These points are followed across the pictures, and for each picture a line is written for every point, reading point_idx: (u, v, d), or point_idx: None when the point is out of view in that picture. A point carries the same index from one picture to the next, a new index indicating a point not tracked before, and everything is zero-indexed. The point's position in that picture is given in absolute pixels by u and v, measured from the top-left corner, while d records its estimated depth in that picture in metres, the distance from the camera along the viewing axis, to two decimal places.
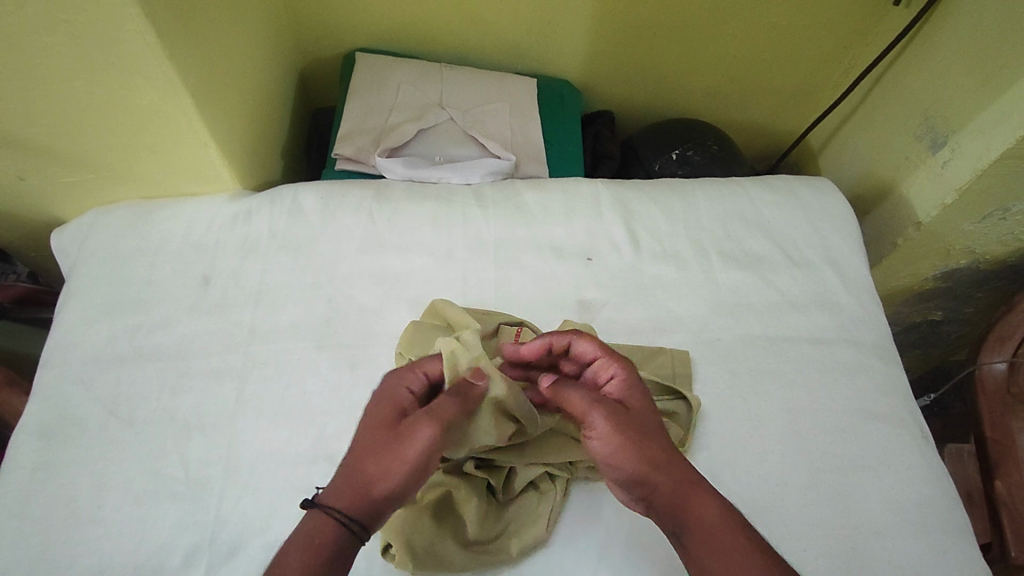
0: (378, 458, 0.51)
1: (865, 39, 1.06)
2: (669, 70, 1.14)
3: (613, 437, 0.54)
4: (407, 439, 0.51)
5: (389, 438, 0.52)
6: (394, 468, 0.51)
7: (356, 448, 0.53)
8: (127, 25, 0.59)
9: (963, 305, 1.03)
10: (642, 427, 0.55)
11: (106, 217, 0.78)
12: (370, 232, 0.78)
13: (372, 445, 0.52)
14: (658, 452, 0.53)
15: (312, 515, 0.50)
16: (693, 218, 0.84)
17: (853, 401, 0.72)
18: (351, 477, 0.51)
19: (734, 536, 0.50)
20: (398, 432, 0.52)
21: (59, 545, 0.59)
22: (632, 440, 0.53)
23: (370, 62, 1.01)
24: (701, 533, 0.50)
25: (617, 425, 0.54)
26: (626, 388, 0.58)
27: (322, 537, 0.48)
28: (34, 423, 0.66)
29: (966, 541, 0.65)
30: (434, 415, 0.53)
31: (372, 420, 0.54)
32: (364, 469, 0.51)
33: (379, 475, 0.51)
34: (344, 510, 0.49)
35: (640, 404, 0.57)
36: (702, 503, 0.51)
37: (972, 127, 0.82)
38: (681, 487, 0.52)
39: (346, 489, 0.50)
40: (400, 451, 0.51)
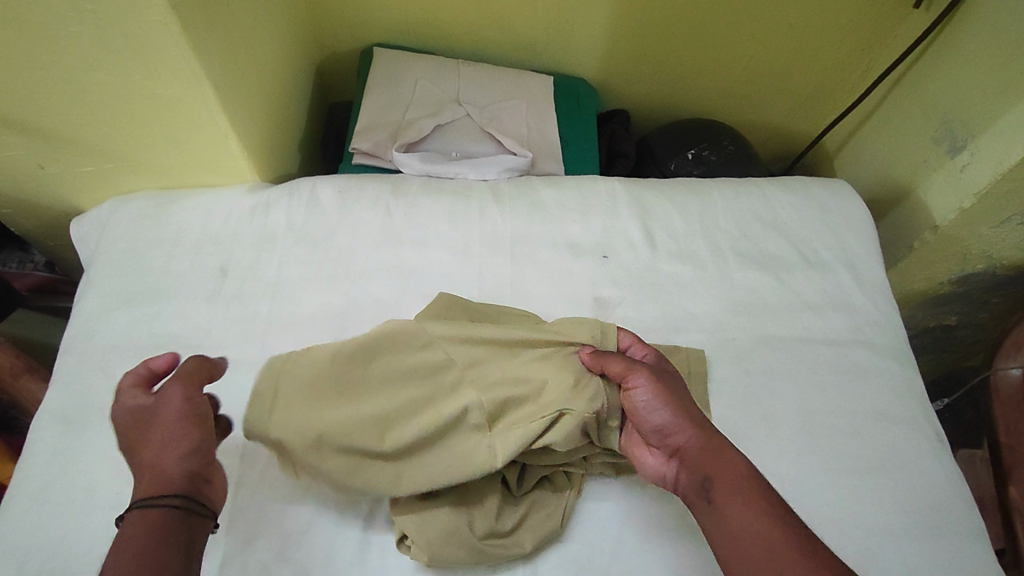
0: (153, 445, 0.52)
1: (884, 41, 1.05)
2: (685, 70, 1.14)
3: (651, 394, 0.58)
4: (157, 417, 0.53)
5: (154, 425, 0.53)
6: (168, 437, 0.52)
7: (135, 456, 0.52)
8: (152, 16, 0.59)
9: (977, 311, 1.02)
10: (677, 395, 0.59)
11: (125, 206, 0.79)
12: (387, 226, 0.78)
13: (143, 440, 0.53)
14: (690, 412, 0.57)
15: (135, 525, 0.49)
16: (710, 217, 0.84)
17: (869, 404, 0.72)
18: (142, 475, 0.51)
19: (760, 485, 0.51)
20: (155, 419, 0.53)
21: (76, 530, 0.60)
22: (671, 398, 0.57)
23: (388, 57, 1.01)
24: (730, 481, 0.52)
25: (658, 383, 0.59)
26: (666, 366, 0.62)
27: (150, 525, 0.48)
28: (53, 409, 0.67)
29: (982, 546, 0.65)
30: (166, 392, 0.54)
31: (128, 432, 0.54)
32: (148, 460, 0.51)
33: (161, 455, 0.51)
34: (150, 494, 0.49)
35: (678, 384, 0.61)
36: (732, 458, 0.53)
37: (994, 130, 0.81)
38: (711, 442, 0.55)
39: (144, 480, 0.50)
40: (166, 424, 0.52)
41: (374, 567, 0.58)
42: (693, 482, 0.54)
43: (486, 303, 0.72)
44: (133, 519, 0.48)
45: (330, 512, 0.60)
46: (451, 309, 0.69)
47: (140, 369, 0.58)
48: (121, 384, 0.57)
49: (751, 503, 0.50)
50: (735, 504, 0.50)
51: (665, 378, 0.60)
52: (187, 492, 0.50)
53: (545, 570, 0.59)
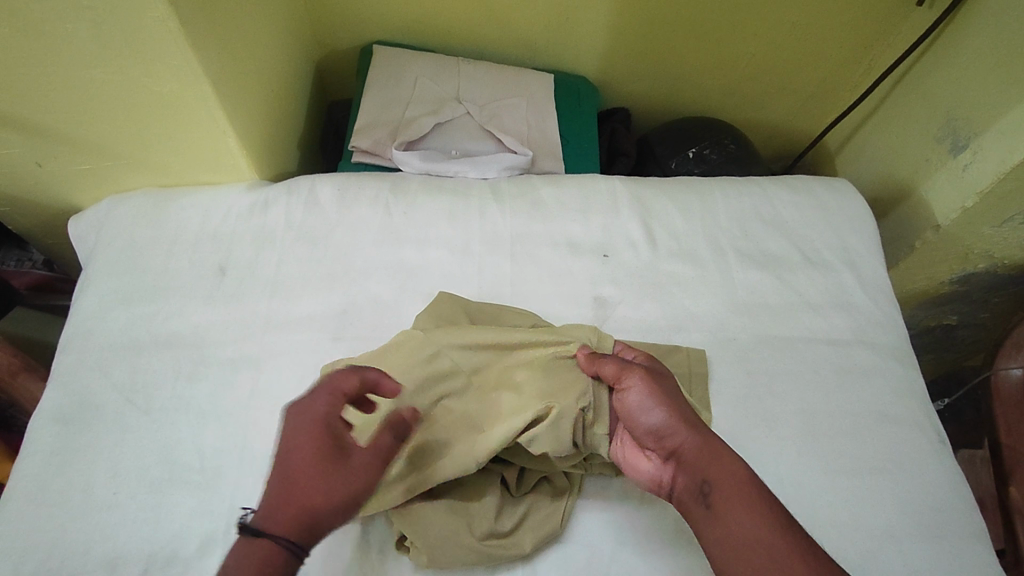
0: (328, 486, 0.50)
1: (886, 40, 1.05)
2: (686, 67, 1.14)
3: (647, 395, 0.58)
4: (355, 462, 0.52)
5: (341, 463, 0.51)
6: (347, 494, 0.50)
7: (292, 475, 0.50)
8: (151, 12, 0.59)
9: (978, 310, 1.02)
10: (675, 397, 0.58)
11: (123, 204, 0.79)
12: (387, 225, 0.78)
13: (320, 468, 0.50)
14: (689, 415, 0.56)
15: (249, 545, 0.47)
16: (711, 216, 0.83)
17: (870, 403, 0.71)
18: (297, 503, 0.49)
19: (761, 491, 0.51)
20: (348, 461, 0.51)
21: (74, 530, 0.60)
22: (667, 400, 0.57)
23: (388, 55, 1.01)
24: (730, 485, 0.51)
25: (654, 384, 0.58)
26: (663, 371, 0.62)
27: (267, 566, 0.46)
28: (51, 409, 0.66)
29: (983, 546, 0.65)
30: (381, 440, 0.53)
31: (309, 441, 0.52)
32: (313, 496, 0.49)
33: (326, 497, 0.50)
34: (292, 537, 0.48)
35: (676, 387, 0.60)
36: (732, 462, 0.52)
37: (997, 128, 0.81)
38: (710, 445, 0.54)
39: (294, 516, 0.48)
40: (354, 475, 0.51)
41: (372, 568, 0.58)
42: (691, 486, 0.53)
43: (485, 302, 0.72)
44: (257, 540, 0.47)
45: None
46: (450, 308, 0.69)
47: (370, 380, 0.56)
48: (343, 386, 0.55)
49: (750, 509, 0.49)
50: (736, 509, 0.49)
51: (662, 381, 0.60)
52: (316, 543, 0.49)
53: (543, 571, 0.58)
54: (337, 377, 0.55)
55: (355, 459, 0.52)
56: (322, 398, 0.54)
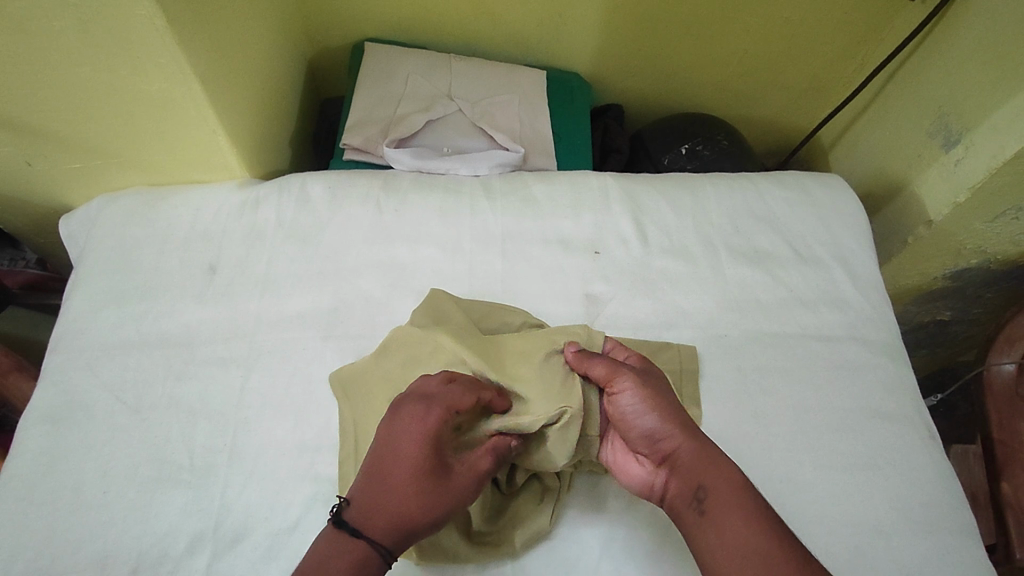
0: (427, 501, 0.53)
1: (879, 35, 1.04)
2: (680, 64, 1.13)
3: (641, 400, 0.57)
4: (456, 480, 0.54)
5: (440, 481, 0.53)
6: (439, 512, 0.53)
7: (396, 484, 0.53)
8: (138, 12, 0.59)
9: (972, 306, 1.02)
10: (668, 399, 0.58)
11: (113, 204, 0.78)
12: (377, 222, 0.78)
13: (422, 483, 0.53)
14: (682, 419, 0.57)
15: (345, 541, 0.52)
16: (703, 213, 0.83)
17: (861, 399, 0.71)
18: (395, 509, 0.52)
19: (754, 496, 0.52)
20: (449, 479, 0.54)
21: (64, 530, 0.60)
22: (660, 404, 0.57)
23: (379, 52, 1.00)
24: (725, 492, 0.51)
25: (646, 386, 0.58)
26: (655, 370, 0.62)
27: (358, 566, 0.51)
28: (41, 409, 0.66)
29: (972, 541, 0.65)
30: (479, 463, 0.55)
31: (414, 451, 0.53)
32: (412, 508, 0.52)
33: (418, 510, 0.52)
34: (388, 540, 0.52)
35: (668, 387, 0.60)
36: (726, 467, 0.53)
37: (989, 124, 0.80)
38: (704, 450, 0.54)
39: (390, 525, 0.52)
40: (450, 494, 0.54)
41: None
42: (684, 491, 0.53)
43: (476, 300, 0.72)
44: (352, 538, 0.52)
45: (319, 511, 0.61)
46: (440, 305, 0.69)
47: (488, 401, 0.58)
48: (456, 403, 0.56)
49: (745, 516, 0.50)
50: (729, 516, 0.50)
51: (654, 383, 0.59)
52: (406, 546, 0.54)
53: (533, 568, 0.59)
54: (453, 394, 0.56)
55: (456, 478, 0.54)
56: (435, 410, 0.55)
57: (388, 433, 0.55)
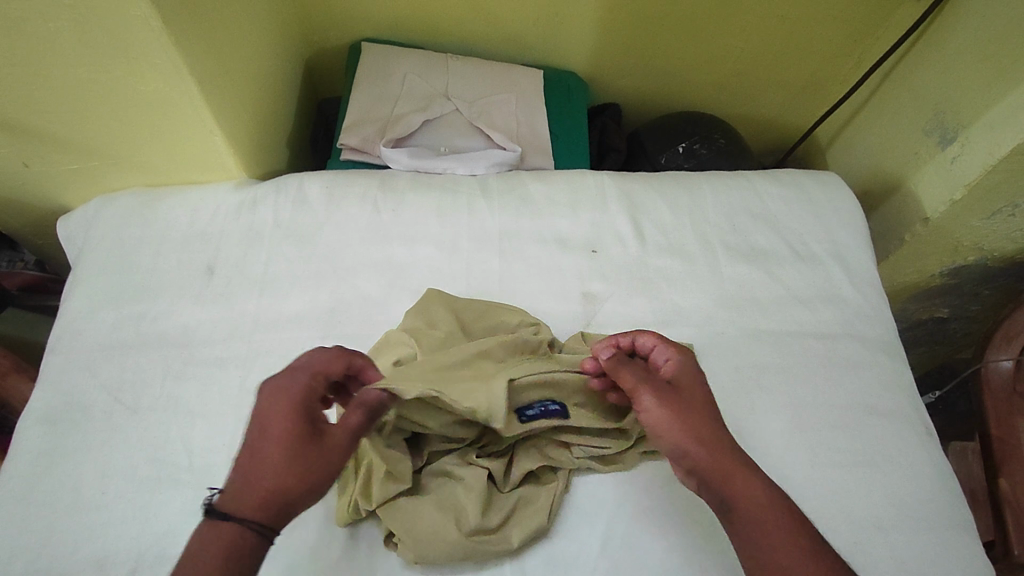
0: (300, 465, 0.50)
1: (876, 32, 1.05)
2: (677, 62, 1.14)
3: (661, 416, 0.56)
4: (328, 443, 0.52)
5: (314, 446, 0.51)
6: (318, 476, 0.51)
7: (270, 455, 0.50)
8: (134, 12, 0.59)
9: (969, 303, 1.02)
10: (694, 409, 0.56)
11: (110, 204, 0.78)
12: (375, 222, 0.78)
13: (295, 449, 0.50)
14: (706, 432, 0.54)
15: (216, 527, 0.47)
16: (699, 211, 0.83)
17: (858, 396, 0.71)
18: (270, 479, 0.49)
19: (780, 512, 0.50)
20: (321, 443, 0.52)
21: (63, 530, 0.60)
22: (680, 419, 0.55)
23: (376, 52, 1.00)
24: (748, 509, 0.50)
25: (664, 404, 0.56)
26: (686, 375, 0.59)
27: (235, 547, 0.46)
28: (40, 409, 0.66)
29: (970, 538, 0.65)
30: (353, 422, 0.54)
31: (282, 419, 0.51)
32: (286, 475, 0.49)
33: (293, 477, 0.50)
34: (263, 513, 0.48)
35: (701, 392, 0.58)
36: (751, 483, 0.51)
37: (985, 121, 0.81)
38: (727, 465, 0.52)
39: (265, 499, 0.48)
40: (327, 457, 0.52)
41: (362, 564, 0.58)
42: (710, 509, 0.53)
43: (473, 299, 0.72)
44: (224, 522, 0.47)
45: (318, 510, 0.61)
46: (434, 303, 0.69)
47: (355, 364, 0.58)
48: (324, 369, 0.55)
49: (768, 535, 0.48)
50: (754, 535, 0.49)
51: (681, 393, 0.57)
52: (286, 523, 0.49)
53: (532, 566, 0.59)
54: (319, 360, 0.56)
55: (330, 440, 0.52)
56: (300, 377, 0.54)
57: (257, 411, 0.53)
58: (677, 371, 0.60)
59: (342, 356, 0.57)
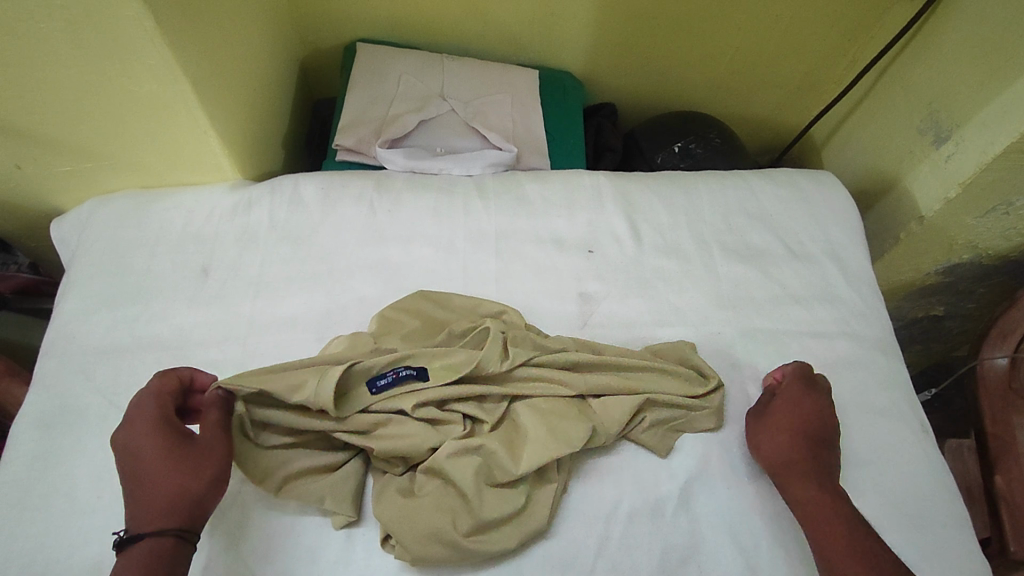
0: (183, 470, 0.54)
1: (869, 32, 1.05)
2: (672, 62, 1.14)
3: (750, 424, 0.66)
4: (203, 443, 0.56)
5: (186, 452, 0.55)
6: (208, 470, 0.55)
7: (150, 478, 0.54)
8: (126, 12, 0.58)
9: (964, 301, 1.03)
10: (780, 426, 0.64)
11: (104, 206, 0.78)
12: (371, 223, 0.78)
13: (168, 461, 0.54)
14: (784, 445, 0.63)
15: (131, 554, 0.51)
16: (695, 210, 0.83)
17: (854, 395, 0.72)
18: (163, 494, 0.53)
19: (834, 519, 0.57)
20: (194, 445, 0.56)
21: (56, 536, 0.59)
22: (756, 431, 0.65)
23: (371, 52, 1.00)
24: (805, 516, 0.59)
25: (750, 419, 0.67)
26: (794, 397, 0.66)
27: (151, 559, 0.50)
28: (33, 413, 0.66)
29: (966, 535, 0.65)
30: (214, 417, 0.58)
31: (145, 445, 0.55)
32: (176, 484, 0.53)
33: (183, 481, 0.54)
34: (170, 523, 0.52)
35: (802, 410, 0.65)
36: (809, 488, 0.60)
37: (978, 120, 0.81)
38: (796, 476, 0.61)
39: (162, 513, 0.52)
40: (204, 454, 0.55)
41: (358, 567, 0.58)
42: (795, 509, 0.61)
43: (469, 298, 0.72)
44: (135, 547, 0.51)
45: (314, 512, 0.60)
46: (420, 306, 0.70)
47: (183, 375, 0.62)
48: (162, 387, 0.59)
49: (819, 538, 0.57)
50: (810, 537, 0.58)
51: (776, 413, 0.65)
52: (198, 521, 0.54)
53: (529, 566, 0.59)
54: (154, 384, 0.59)
55: (201, 440, 0.56)
56: (145, 403, 0.58)
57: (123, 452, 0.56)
58: (782, 392, 0.67)
59: (167, 373, 0.61)
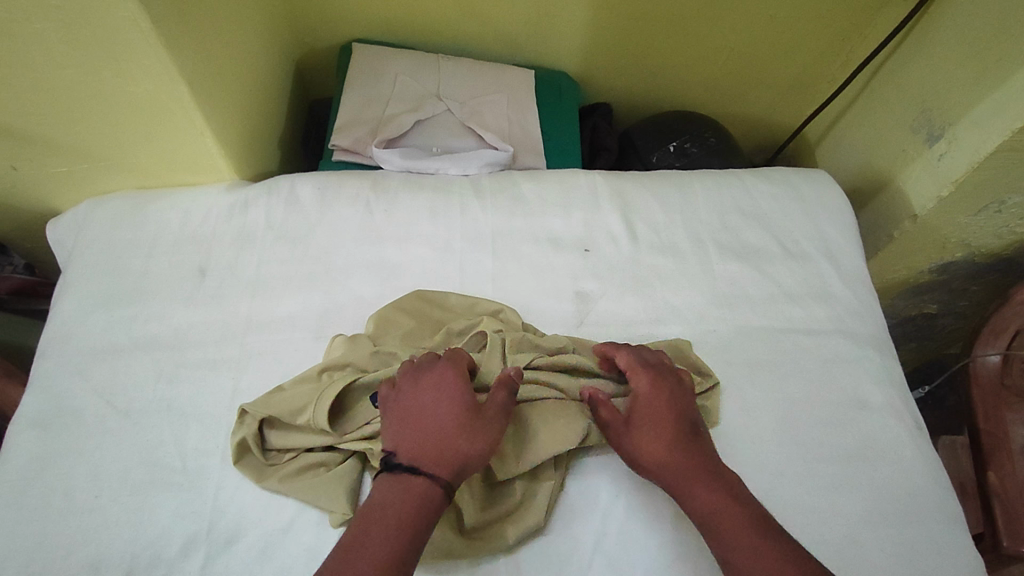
0: (468, 432, 0.55)
1: (862, 32, 1.06)
2: (667, 61, 1.14)
3: (625, 444, 0.60)
4: (489, 419, 0.57)
5: (478, 416, 0.57)
6: (484, 443, 0.56)
7: (433, 427, 0.56)
8: (121, 13, 0.58)
9: (958, 299, 1.04)
10: (648, 432, 0.59)
11: (100, 207, 0.78)
12: (367, 222, 0.78)
13: (460, 421, 0.56)
14: (658, 452, 0.58)
15: (402, 488, 0.53)
16: (691, 209, 0.84)
17: (849, 392, 0.72)
18: (445, 447, 0.54)
19: (733, 522, 0.54)
20: (483, 415, 0.57)
21: (54, 536, 0.59)
22: (638, 448, 0.59)
23: (367, 52, 1.00)
24: (710, 525, 0.54)
25: (622, 438, 0.60)
26: (650, 396, 0.61)
27: (422, 501, 0.52)
28: (30, 414, 0.66)
29: (960, 530, 0.66)
30: (502, 398, 0.58)
31: (448, 398, 0.57)
32: (458, 441, 0.55)
33: (464, 444, 0.55)
34: (445, 476, 0.53)
35: (662, 409, 0.61)
36: (705, 495, 0.55)
37: (969, 120, 0.82)
38: (682, 483, 0.57)
39: (439, 461, 0.54)
40: (488, 428, 0.56)
41: None
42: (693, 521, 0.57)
43: (467, 297, 0.72)
44: (410, 481, 0.53)
45: (312, 511, 0.60)
46: (417, 306, 0.71)
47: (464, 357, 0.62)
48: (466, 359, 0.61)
49: (728, 545, 0.53)
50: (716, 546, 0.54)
51: (638, 417, 0.60)
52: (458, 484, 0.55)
53: (527, 563, 0.59)
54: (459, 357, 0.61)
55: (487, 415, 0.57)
56: (453, 367, 0.60)
57: (397, 402, 0.58)
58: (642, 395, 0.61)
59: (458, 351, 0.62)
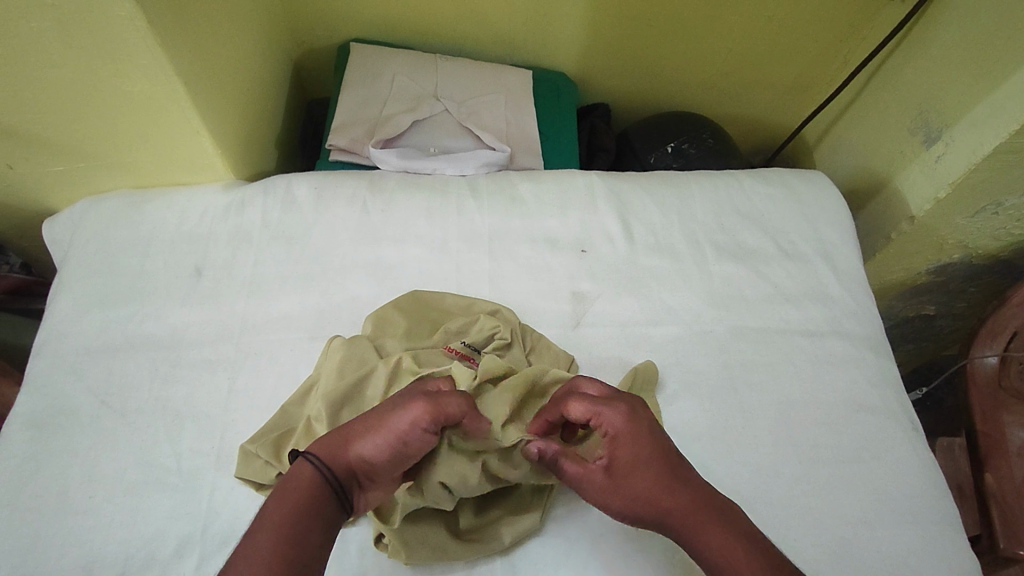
0: (367, 425, 0.52)
1: (859, 33, 1.06)
2: (665, 62, 1.14)
3: (611, 502, 0.53)
4: (399, 420, 0.52)
5: (384, 412, 0.53)
6: (377, 440, 0.51)
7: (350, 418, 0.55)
8: (117, 11, 0.58)
9: (955, 300, 1.04)
10: (636, 477, 0.53)
11: (96, 207, 0.78)
12: (364, 222, 0.78)
13: (368, 417, 0.53)
14: (652, 496, 0.52)
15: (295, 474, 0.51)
16: (688, 210, 0.84)
17: (846, 393, 0.72)
18: (342, 435, 0.52)
19: (748, 565, 0.48)
20: (392, 412, 0.53)
21: (47, 536, 0.59)
22: (624, 499, 0.53)
23: (365, 52, 1.00)
24: (723, 568, 0.49)
25: (605, 496, 0.54)
26: (625, 436, 0.54)
27: (296, 484, 0.49)
28: (24, 414, 0.66)
29: (956, 532, 0.66)
30: (419, 410, 0.52)
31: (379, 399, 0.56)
32: (354, 430, 0.53)
33: (360, 437, 0.52)
34: (322, 458, 0.51)
35: (643, 446, 0.54)
36: (712, 536, 0.50)
37: (967, 121, 0.81)
38: (687, 527, 0.51)
39: (320, 445, 0.52)
40: (392, 425, 0.52)
41: (353, 565, 0.58)
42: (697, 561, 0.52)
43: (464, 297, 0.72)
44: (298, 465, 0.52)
45: None
46: (413, 304, 0.70)
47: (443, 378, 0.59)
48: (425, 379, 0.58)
49: None
50: None
51: (616, 465, 0.54)
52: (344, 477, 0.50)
53: (522, 565, 0.59)
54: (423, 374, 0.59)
55: (395, 417, 0.52)
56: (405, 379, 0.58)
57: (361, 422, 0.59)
58: (614, 438, 0.55)
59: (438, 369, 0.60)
